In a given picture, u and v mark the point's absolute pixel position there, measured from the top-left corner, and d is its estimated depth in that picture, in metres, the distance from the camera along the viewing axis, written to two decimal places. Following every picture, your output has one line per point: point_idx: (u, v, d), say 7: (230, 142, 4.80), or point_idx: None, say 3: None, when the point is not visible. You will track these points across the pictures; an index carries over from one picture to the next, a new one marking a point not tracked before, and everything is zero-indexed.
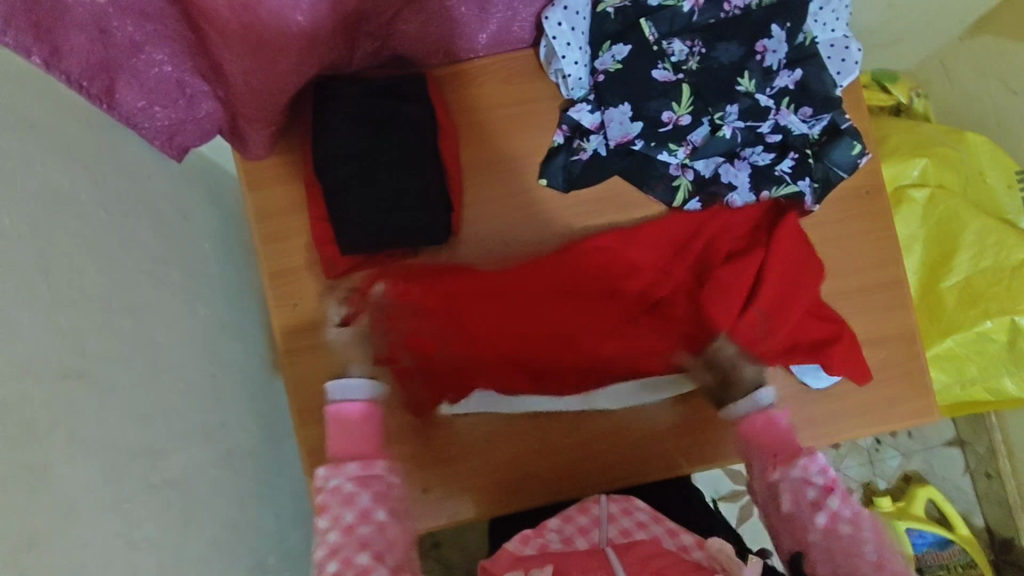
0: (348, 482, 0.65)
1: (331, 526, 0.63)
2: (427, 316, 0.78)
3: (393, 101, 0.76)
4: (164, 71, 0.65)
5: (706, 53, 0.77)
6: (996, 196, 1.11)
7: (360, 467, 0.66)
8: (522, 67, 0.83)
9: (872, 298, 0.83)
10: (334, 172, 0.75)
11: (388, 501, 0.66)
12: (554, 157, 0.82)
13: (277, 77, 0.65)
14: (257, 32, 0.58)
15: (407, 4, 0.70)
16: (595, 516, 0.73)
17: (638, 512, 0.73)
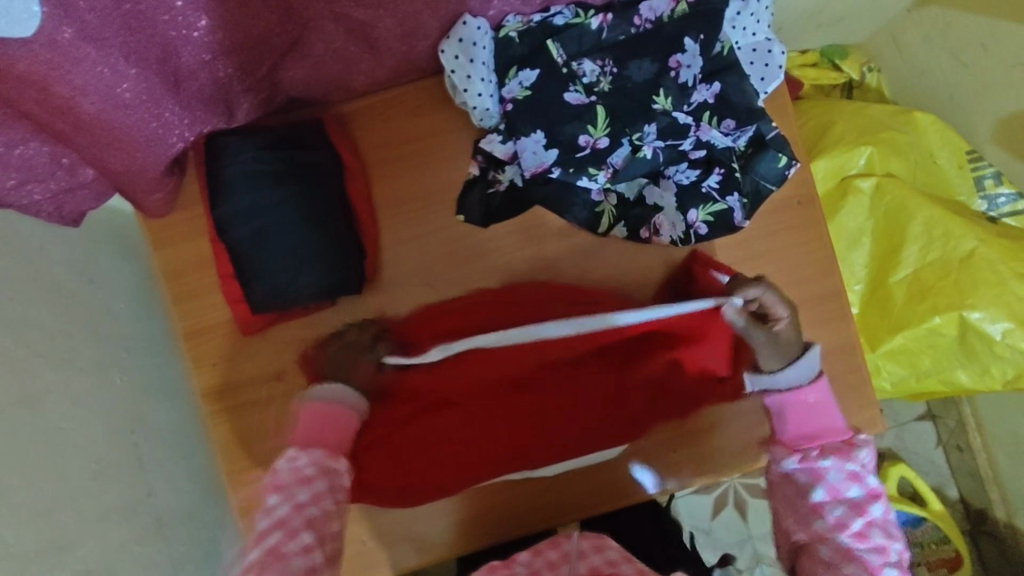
0: (310, 465, 0.64)
1: (281, 503, 0.61)
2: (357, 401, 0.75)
3: (290, 150, 0.72)
4: (30, 149, 0.61)
5: (618, 72, 0.73)
6: (947, 176, 1.08)
7: (325, 455, 0.65)
8: (426, 99, 0.78)
9: (812, 311, 0.81)
10: (235, 228, 0.71)
11: (336, 488, 0.64)
12: (470, 192, 0.78)
13: (133, 147, 0.61)
14: (84, 116, 0.54)
15: (289, 47, 0.66)
16: (565, 552, 0.70)
17: (609, 550, 0.70)
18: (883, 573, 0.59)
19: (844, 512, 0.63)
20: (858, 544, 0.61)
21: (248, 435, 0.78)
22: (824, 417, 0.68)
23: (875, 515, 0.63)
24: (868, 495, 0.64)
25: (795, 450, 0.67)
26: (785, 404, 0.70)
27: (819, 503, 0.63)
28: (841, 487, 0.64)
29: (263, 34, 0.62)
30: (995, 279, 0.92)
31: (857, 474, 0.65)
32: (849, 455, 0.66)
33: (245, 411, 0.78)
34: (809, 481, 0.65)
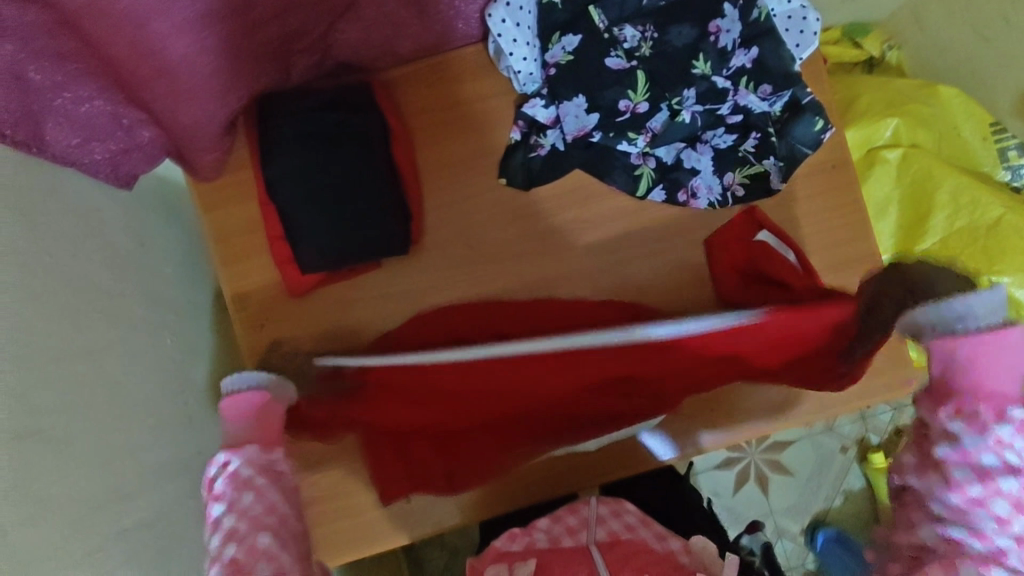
0: (247, 466, 0.61)
1: (228, 510, 0.58)
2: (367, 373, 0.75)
3: (339, 113, 0.74)
4: (95, 107, 0.61)
5: (658, 37, 0.75)
6: (971, 149, 1.09)
7: (258, 452, 0.63)
8: (468, 66, 0.80)
9: (846, 274, 0.83)
10: (286, 189, 0.73)
11: (281, 481, 0.63)
12: (513, 155, 0.80)
13: (197, 100, 0.64)
14: (155, 57, 0.57)
15: (345, 11, 0.68)
16: (583, 518, 0.76)
17: (626, 515, 0.76)
18: (980, 544, 0.50)
19: (968, 480, 0.51)
20: (972, 513, 0.51)
21: None
22: (1001, 369, 0.52)
23: (1023, 486, 0.50)
24: (1023, 460, 0.51)
25: (954, 402, 0.53)
26: (942, 345, 0.54)
27: (943, 459, 0.52)
28: (994, 440, 0.51)
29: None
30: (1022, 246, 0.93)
31: (1020, 429, 0.51)
32: (1006, 416, 0.51)
33: None
34: (946, 444, 0.53)
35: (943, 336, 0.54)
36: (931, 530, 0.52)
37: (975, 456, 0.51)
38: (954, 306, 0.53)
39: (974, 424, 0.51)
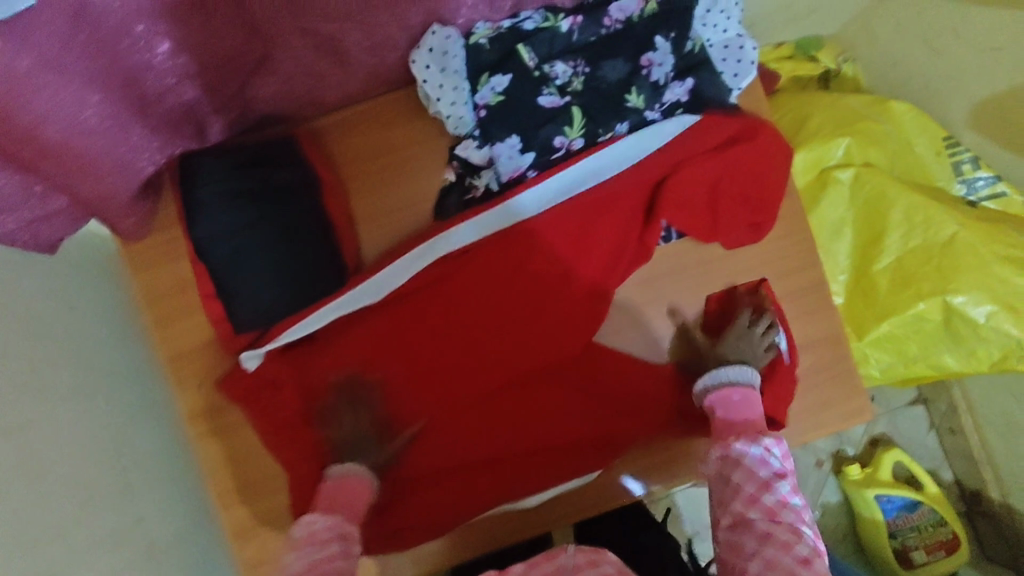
0: (328, 528, 0.65)
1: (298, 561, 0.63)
2: (289, 431, 0.74)
3: (267, 167, 0.72)
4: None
5: (590, 72, 0.74)
6: (925, 163, 1.09)
7: (342, 522, 0.66)
8: (399, 110, 0.78)
9: (795, 303, 0.82)
10: (218, 246, 0.71)
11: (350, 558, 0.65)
12: (447, 198, 0.78)
13: (98, 169, 0.60)
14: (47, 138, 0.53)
15: (257, 66, 0.66)
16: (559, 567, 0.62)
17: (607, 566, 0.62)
18: (795, 550, 0.60)
19: (762, 492, 0.65)
20: (775, 521, 0.63)
21: (240, 454, 0.77)
22: (751, 415, 0.72)
23: (782, 500, 0.65)
24: (776, 475, 0.67)
25: (723, 438, 0.70)
26: (721, 402, 0.73)
27: (745, 487, 0.66)
28: (748, 477, 0.66)
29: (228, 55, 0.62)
30: (978, 262, 0.91)
31: (761, 461, 0.67)
32: (759, 440, 0.69)
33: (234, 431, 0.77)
34: (736, 467, 0.67)
35: (723, 393, 0.73)
36: (760, 554, 0.61)
37: (745, 488, 0.66)
38: (718, 374, 0.74)
39: (732, 465, 0.68)
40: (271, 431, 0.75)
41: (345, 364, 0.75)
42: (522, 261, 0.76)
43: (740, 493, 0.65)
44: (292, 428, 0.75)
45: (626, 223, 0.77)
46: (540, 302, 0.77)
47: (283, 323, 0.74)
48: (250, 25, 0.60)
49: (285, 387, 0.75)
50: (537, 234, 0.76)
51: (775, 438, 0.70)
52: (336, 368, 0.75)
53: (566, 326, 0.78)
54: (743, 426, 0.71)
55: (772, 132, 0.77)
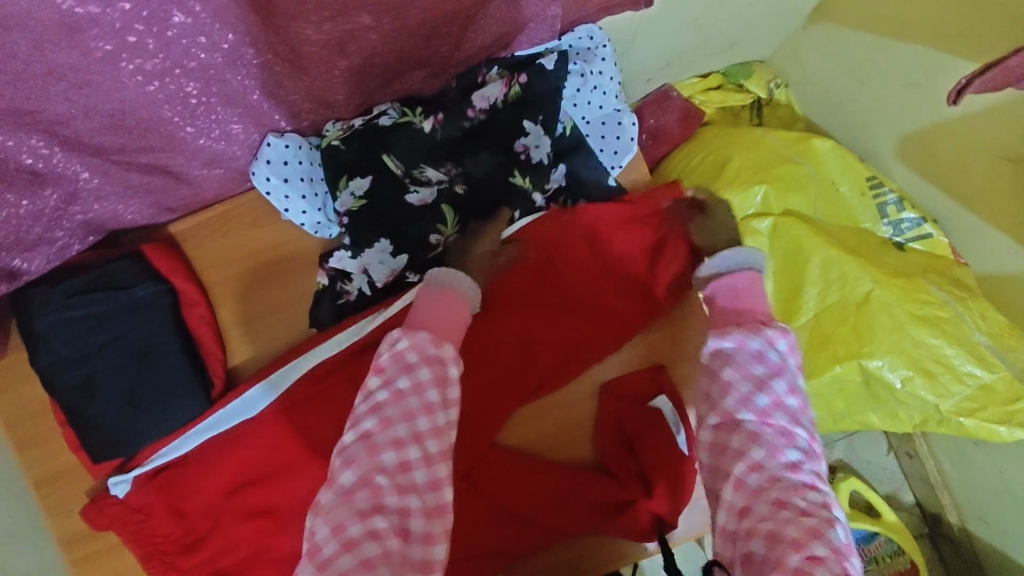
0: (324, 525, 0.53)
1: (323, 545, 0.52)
2: (165, 562, 0.70)
3: (109, 293, 0.67)
4: None
5: (461, 172, 0.69)
6: (849, 206, 1.04)
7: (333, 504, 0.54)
8: (266, 208, 0.74)
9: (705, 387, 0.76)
10: (63, 379, 0.66)
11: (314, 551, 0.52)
12: (321, 303, 0.72)
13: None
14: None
15: (69, 199, 0.60)
16: None
17: None
18: (783, 453, 0.58)
19: (754, 392, 0.60)
20: (767, 425, 0.59)
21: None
22: (753, 300, 0.67)
23: (776, 402, 0.60)
24: (772, 370, 0.61)
25: (716, 330, 0.65)
26: (724, 286, 0.68)
27: (730, 382, 0.62)
28: (740, 373, 0.62)
29: (34, 209, 0.57)
30: (892, 324, 0.87)
31: (758, 356, 0.62)
32: (759, 333, 0.63)
33: (109, 555, 0.73)
34: (726, 366, 0.63)
35: (724, 279, 0.68)
36: (745, 461, 0.58)
37: (736, 390, 0.61)
38: (720, 260, 0.69)
39: (724, 362, 0.63)
40: (143, 559, 0.70)
41: (225, 485, 0.71)
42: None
43: (730, 392, 0.61)
44: (169, 559, 0.70)
45: (517, 305, 0.73)
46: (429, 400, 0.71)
47: (164, 439, 0.70)
48: (39, 169, 0.55)
49: (155, 516, 0.70)
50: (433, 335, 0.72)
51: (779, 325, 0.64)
52: (211, 493, 0.71)
53: (464, 419, 0.71)
54: (743, 316, 0.65)
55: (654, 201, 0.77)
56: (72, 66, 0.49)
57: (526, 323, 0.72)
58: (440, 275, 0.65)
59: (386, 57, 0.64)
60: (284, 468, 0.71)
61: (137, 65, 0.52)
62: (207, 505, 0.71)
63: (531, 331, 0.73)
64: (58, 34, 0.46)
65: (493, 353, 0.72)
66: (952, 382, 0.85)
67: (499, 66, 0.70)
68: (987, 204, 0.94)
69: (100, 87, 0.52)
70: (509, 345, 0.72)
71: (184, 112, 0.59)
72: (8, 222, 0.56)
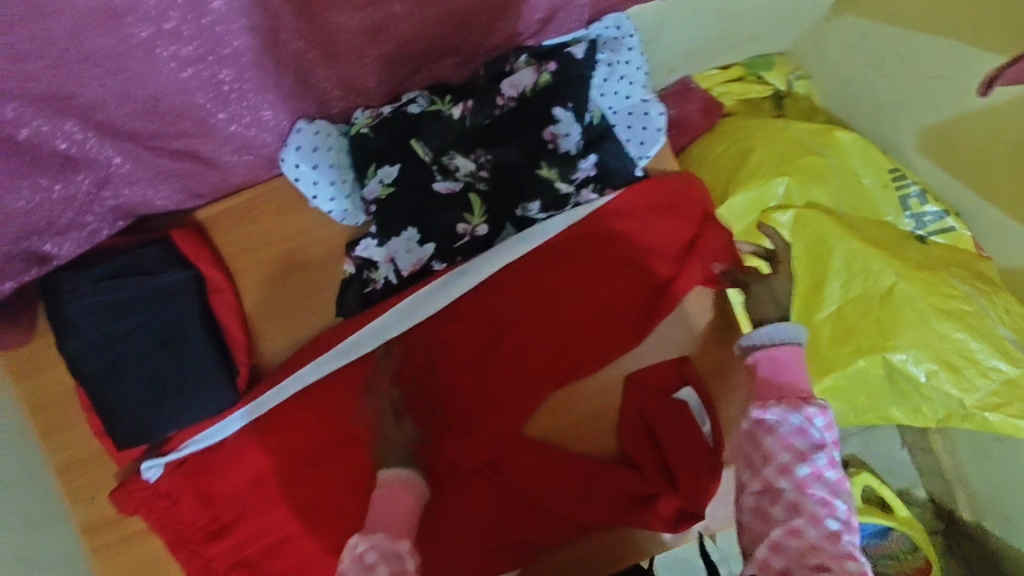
0: None
1: None
2: (192, 551, 0.70)
3: (136, 277, 0.67)
4: None
5: (492, 159, 0.69)
6: (872, 198, 1.03)
7: None
8: (293, 196, 0.74)
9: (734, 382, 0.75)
10: (90, 362, 0.66)
11: None
12: (347, 292, 0.72)
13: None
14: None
15: (100, 184, 0.60)
16: None
17: None
18: (823, 525, 0.55)
19: (795, 463, 0.58)
20: (806, 496, 0.57)
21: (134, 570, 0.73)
22: (794, 374, 0.63)
23: (817, 474, 0.58)
24: (814, 445, 0.59)
25: (759, 402, 0.62)
26: (763, 360, 0.64)
27: (772, 451, 0.59)
28: (780, 444, 0.59)
29: (66, 193, 0.58)
30: (918, 318, 0.86)
31: (799, 431, 0.59)
32: (801, 408, 0.60)
33: (131, 542, 0.73)
34: (767, 434, 0.60)
35: (768, 352, 0.64)
36: (783, 526, 0.56)
37: (777, 459, 0.59)
38: (767, 332, 0.64)
39: (766, 430, 0.60)
40: (167, 545, 0.70)
41: (254, 473, 0.71)
42: (440, 351, 0.73)
43: (771, 461, 0.59)
44: (194, 548, 0.70)
45: (548, 292, 0.74)
46: (465, 384, 0.74)
47: (191, 427, 0.71)
48: (72, 153, 0.56)
49: (184, 502, 0.71)
50: (458, 326, 0.73)
51: (819, 401, 0.61)
52: (238, 480, 0.71)
53: (496, 402, 0.74)
54: (783, 390, 0.62)
55: (685, 186, 0.75)
56: (108, 51, 0.50)
57: (554, 308, 0.74)
58: (398, 479, 0.61)
59: (415, 44, 0.64)
60: (314, 457, 0.71)
61: (171, 52, 0.53)
62: (236, 494, 0.71)
63: (560, 317, 0.74)
64: (96, 18, 0.47)
65: (525, 338, 0.74)
66: (978, 376, 0.84)
67: (527, 54, 0.69)
68: (1011, 198, 0.93)
69: (136, 73, 0.53)
70: (539, 329, 0.74)
71: (216, 99, 0.59)
72: (38, 206, 0.57)
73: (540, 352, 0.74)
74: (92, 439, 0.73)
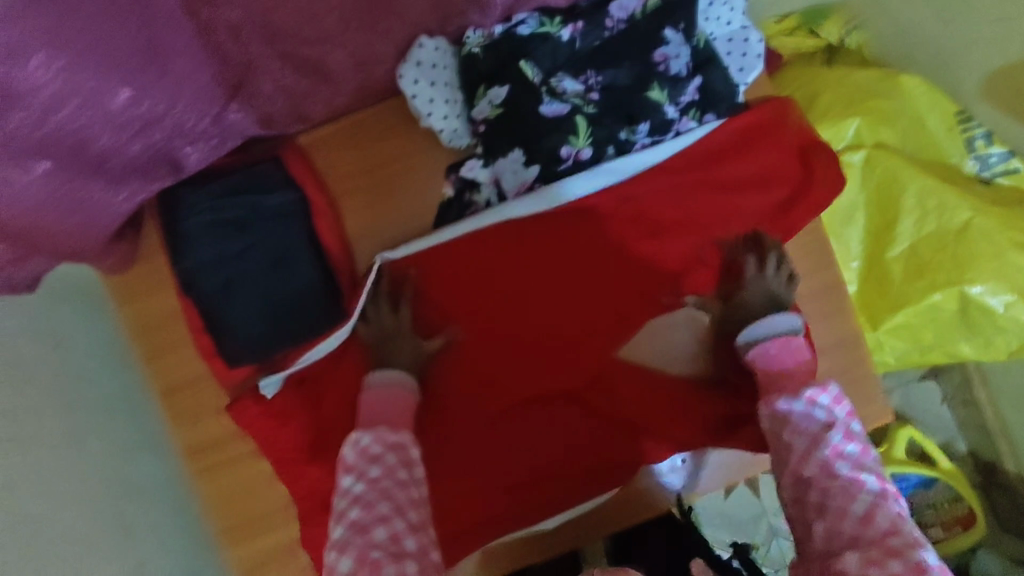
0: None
1: None
2: (298, 468, 0.70)
3: (253, 193, 0.68)
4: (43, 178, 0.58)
5: (602, 81, 0.71)
6: (937, 141, 1.05)
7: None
8: (394, 120, 0.74)
9: (826, 303, 0.78)
10: (206, 280, 0.68)
11: None
12: (448, 216, 0.74)
13: (43, 222, 0.61)
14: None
15: (232, 95, 0.64)
16: None
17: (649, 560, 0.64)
18: (858, 495, 0.57)
19: (815, 446, 0.61)
20: (835, 474, 0.59)
21: None
22: (793, 358, 0.67)
23: (837, 450, 0.60)
24: (825, 424, 0.62)
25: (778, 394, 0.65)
26: (759, 355, 0.67)
27: (790, 436, 0.62)
28: (795, 432, 0.62)
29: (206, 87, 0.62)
30: (992, 250, 0.88)
31: (806, 414, 0.63)
32: (803, 393, 0.64)
33: (238, 463, 0.72)
34: (784, 427, 0.63)
35: (763, 344, 0.68)
36: (823, 513, 0.57)
37: (797, 447, 0.61)
38: (761, 327, 0.69)
39: (782, 425, 0.63)
40: (274, 464, 0.70)
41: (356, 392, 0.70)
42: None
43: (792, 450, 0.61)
44: (299, 465, 0.70)
45: (647, 213, 0.74)
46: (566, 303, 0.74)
47: (294, 350, 0.69)
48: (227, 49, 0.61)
49: (286, 423, 0.70)
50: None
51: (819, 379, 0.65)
52: (338, 400, 0.70)
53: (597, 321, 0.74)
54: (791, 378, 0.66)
55: (781, 111, 0.76)
56: None
57: (655, 228, 0.74)
58: (387, 379, 0.66)
59: None
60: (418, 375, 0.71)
61: None
62: (339, 414, 0.70)
63: (661, 237, 0.74)
64: None
65: (626, 258, 0.74)
66: None
67: None
68: None
69: None
70: (640, 249, 0.74)
71: None
72: (191, 98, 0.62)
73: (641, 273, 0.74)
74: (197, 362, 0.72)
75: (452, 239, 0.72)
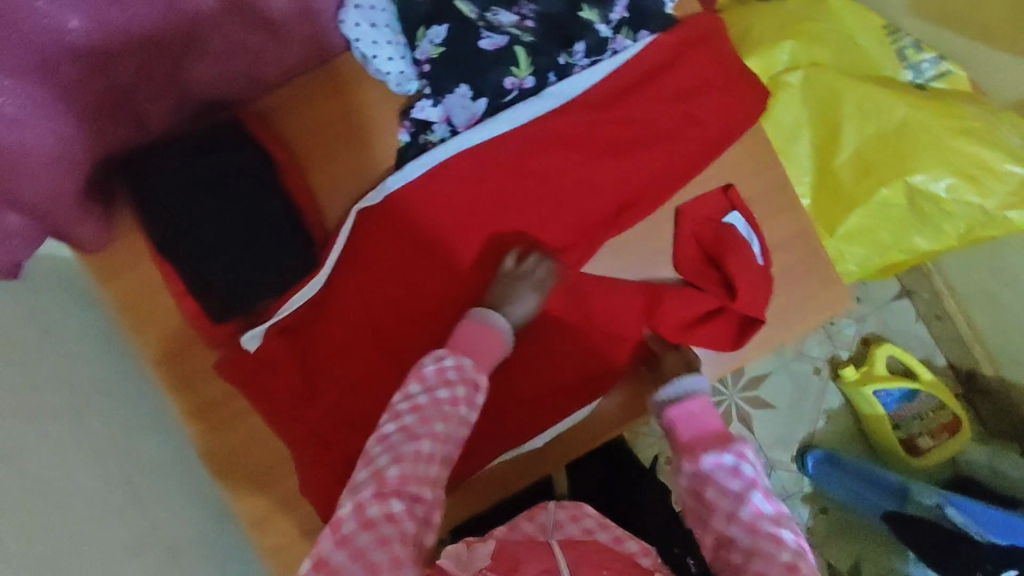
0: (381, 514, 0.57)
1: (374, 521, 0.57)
2: (292, 417, 0.73)
3: (211, 153, 0.70)
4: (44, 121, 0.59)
5: (536, 10, 0.76)
6: (870, 55, 1.08)
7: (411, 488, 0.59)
8: (346, 76, 0.79)
9: (779, 204, 0.81)
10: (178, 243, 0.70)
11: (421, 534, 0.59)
12: (406, 157, 0.77)
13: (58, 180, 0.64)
14: None
15: (185, 52, 0.66)
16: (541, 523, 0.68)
17: (586, 518, 0.68)
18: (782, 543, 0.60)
19: (737, 508, 0.63)
20: (758, 531, 0.61)
21: (237, 450, 0.75)
22: (706, 421, 0.69)
23: (756, 508, 0.62)
24: (746, 482, 0.64)
25: (689, 454, 0.67)
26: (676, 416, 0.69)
27: (716, 508, 0.63)
28: (719, 489, 0.64)
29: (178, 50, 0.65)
30: (933, 141, 0.93)
31: (731, 472, 0.65)
32: (728, 449, 0.66)
33: (233, 423, 0.76)
34: (706, 486, 0.65)
35: (681, 405, 0.69)
36: None
37: (722, 509, 0.63)
38: (678, 385, 0.70)
39: (705, 483, 0.65)
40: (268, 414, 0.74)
41: (338, 336, 0.75)
42: (492, 207, 0.77)
43: (717, 513, 0.63)
44: (292, 414, 0.73)
45: (593, 134, 0.78)
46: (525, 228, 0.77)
47: (277, 300, 0.73)
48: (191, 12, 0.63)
49: (277, 373, 0.74)
50: (505, 181, 0.77)
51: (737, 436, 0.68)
52: (324, 345, 0.75)
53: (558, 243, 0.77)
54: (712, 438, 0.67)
55: (710, 23, 0.80)
56: None
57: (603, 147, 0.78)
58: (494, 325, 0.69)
59: None
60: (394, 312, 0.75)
61: None
62: (326, 359, 0.75)
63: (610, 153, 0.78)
64: None
65: (578, 180, 0.78)
66: (993, 181, 0.92)
67: None
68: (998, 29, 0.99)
69: None
70: (590, 168, 0.78)
71: None
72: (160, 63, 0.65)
73: (594, 191, 0.78)
74: (182, 327, 0.76)
75: (408, 178, 0.75)
